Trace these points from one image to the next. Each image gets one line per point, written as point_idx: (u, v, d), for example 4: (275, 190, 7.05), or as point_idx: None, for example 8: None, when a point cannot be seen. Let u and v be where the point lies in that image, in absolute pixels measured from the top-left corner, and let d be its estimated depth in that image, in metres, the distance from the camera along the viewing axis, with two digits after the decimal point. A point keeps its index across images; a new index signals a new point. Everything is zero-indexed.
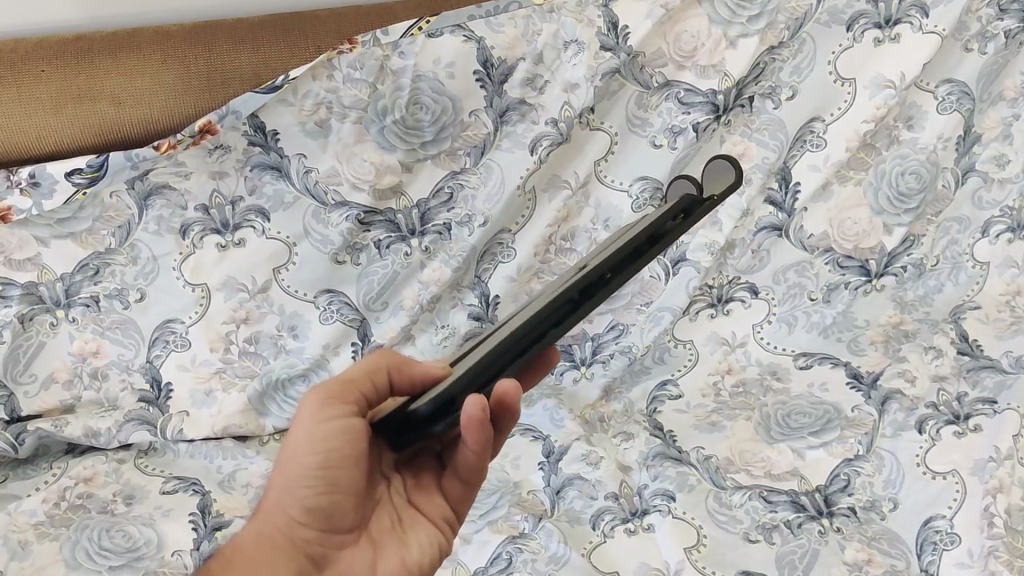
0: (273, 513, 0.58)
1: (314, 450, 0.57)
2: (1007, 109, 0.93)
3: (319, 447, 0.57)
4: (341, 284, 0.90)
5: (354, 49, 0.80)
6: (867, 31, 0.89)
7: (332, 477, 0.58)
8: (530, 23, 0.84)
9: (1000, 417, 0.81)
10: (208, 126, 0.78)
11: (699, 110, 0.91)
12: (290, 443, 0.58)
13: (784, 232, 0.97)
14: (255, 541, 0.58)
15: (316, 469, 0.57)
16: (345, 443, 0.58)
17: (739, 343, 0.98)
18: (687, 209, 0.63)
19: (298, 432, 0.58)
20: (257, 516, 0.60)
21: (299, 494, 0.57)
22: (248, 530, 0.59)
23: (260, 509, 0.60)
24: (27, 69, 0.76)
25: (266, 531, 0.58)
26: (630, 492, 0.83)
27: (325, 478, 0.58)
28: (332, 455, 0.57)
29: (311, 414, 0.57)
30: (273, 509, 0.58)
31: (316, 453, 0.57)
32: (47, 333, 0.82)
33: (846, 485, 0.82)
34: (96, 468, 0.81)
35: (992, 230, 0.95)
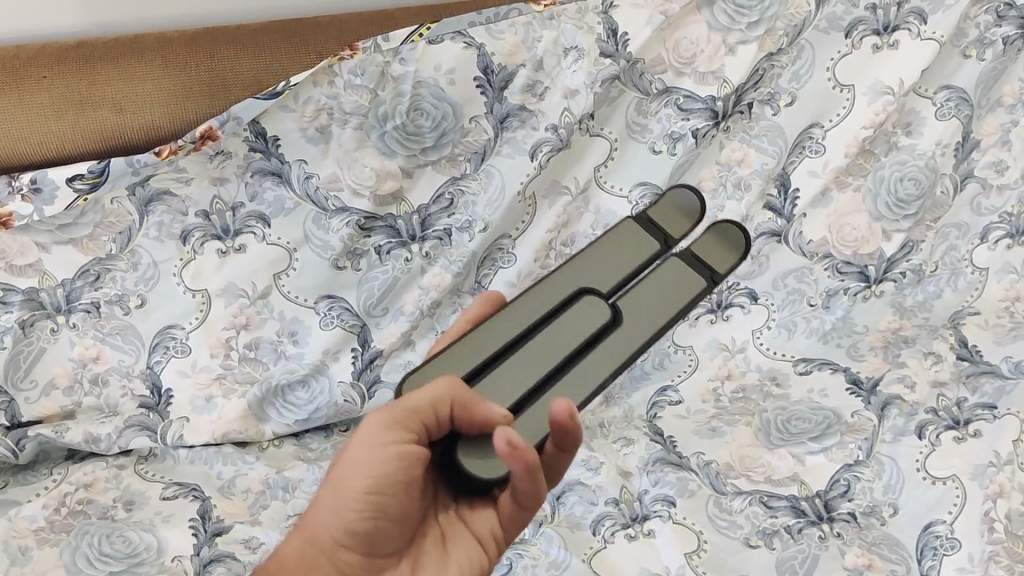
0: (317, 528, 0.58)
1: (366, 474, 0.56)
2: (1005, 115, 0.93)
3: (374, 471, 0.56)
4: (342, 289, 0.90)
5: (356, 55, 0.80)
6: (866, 37, 0.89)
7: (382, 503, 0.57)
8: (530, 28, 0.85)
9: (1000, 422, 0.80)
10: (210, 131, 0.78)
11: (699, 115, 0.92)
12: (347, 459, 0.58)
13: (783, 237, 0.98)
14: (286, 556, 0.57)
15: (365, 495, 0.57)
16: (400, 470, 0.57)
17: (739, 348, 0.97)
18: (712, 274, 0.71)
19: (360, 449, 0.57)
20: (300, 527, 0.59)
21: (344, 516, 0.57)
22: (289, 541, 0.59)
23: (303, 522, 0.59)
24: (30, 74, 0.76)
25: (309, 546, 0.57)
26: (631, 498, 0.83)
27: (372, 502, 0.57)
28: (383, 480, 0.56)
29: (374, 436, 0.57)
30: (317, 523, 0.58)
31: (369, 477, 0.56)
32: (48, 338, 0.81)
33: (846, 491, 0.82)
34: (97, 473, 0.80)
35: (991, 235, 0.94)
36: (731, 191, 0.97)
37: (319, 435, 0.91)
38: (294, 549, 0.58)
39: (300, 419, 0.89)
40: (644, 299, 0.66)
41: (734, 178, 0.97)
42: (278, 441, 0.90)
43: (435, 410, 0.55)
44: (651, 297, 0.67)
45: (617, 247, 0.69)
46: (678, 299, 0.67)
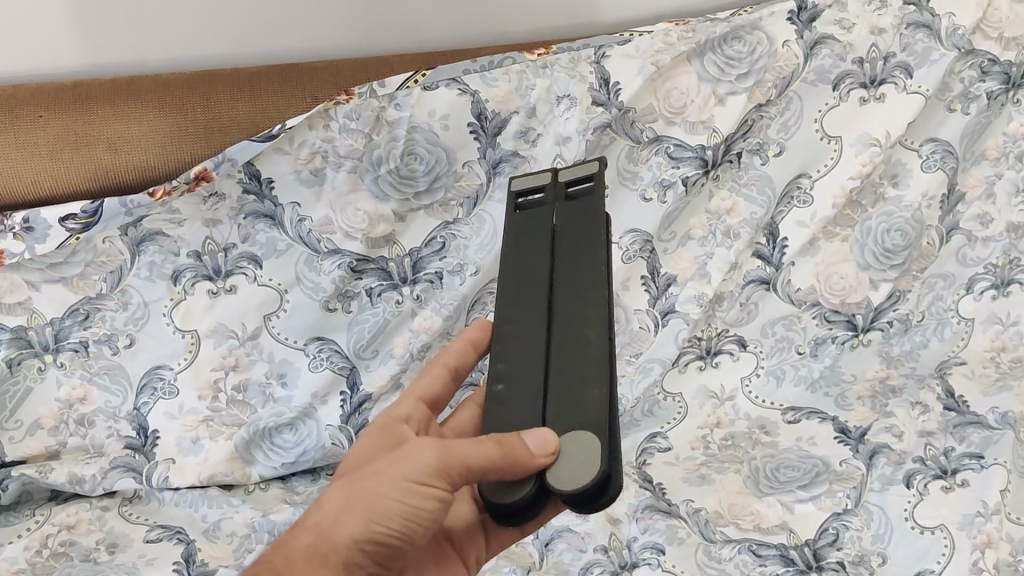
0: (329, 528, 0.53)
1: (406, 501, 0.52)
2: (989, 169, 0.97)
3: (412, 503, 0.52)
4: (332, 331, 0.89)
5: (352, 99, 0.82)
6: (853, 91, 0.91)
7: (410, 529, 0.53)
8: (523, 77, 0.86)
9: (988, 472, 0.83)
10: (205, 172, 0.78)
11: (688, 164, 0.91)
12: (383, 476, 0.53)
13: (772, 285, 0.99)
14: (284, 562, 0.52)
15: (398, 518, 0.53)
16: (435, 506, 0.53)
17: (728, 396, 0.97)
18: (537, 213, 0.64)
19: (398, 475, 0.52)
20: (306, 523, 0.54)
21: (367, 529, 0.53)
22: (299, 535, 0.54)
23: (312, 517, 0.54)
24: (26, 113, 0.77)
25: (320, 546, 0.53)
26: (620, 545, 0.82)
27: (401, 527, 0.53)
28: (414, 512, 0.52)
29: (414, 472, 0.52)
30: (334, 527, 0.53)
31: (408, 507, 0.52)
32: (35, 377, 0.81)
33: (835, 540, 0.81)
34: (81, 514, 0.80)
35: (976, 286, 0.97)
36: (720, 240, 0.96)
37: (306, 479, 0.90)
38: (305, 543, 0.53)
39: (288, 462, 0.88)
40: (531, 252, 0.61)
41: (724, 226, 0.96)
42: (265, 485, 0.89)
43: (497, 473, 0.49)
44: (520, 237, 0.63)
45: (574, 214, 0.62)
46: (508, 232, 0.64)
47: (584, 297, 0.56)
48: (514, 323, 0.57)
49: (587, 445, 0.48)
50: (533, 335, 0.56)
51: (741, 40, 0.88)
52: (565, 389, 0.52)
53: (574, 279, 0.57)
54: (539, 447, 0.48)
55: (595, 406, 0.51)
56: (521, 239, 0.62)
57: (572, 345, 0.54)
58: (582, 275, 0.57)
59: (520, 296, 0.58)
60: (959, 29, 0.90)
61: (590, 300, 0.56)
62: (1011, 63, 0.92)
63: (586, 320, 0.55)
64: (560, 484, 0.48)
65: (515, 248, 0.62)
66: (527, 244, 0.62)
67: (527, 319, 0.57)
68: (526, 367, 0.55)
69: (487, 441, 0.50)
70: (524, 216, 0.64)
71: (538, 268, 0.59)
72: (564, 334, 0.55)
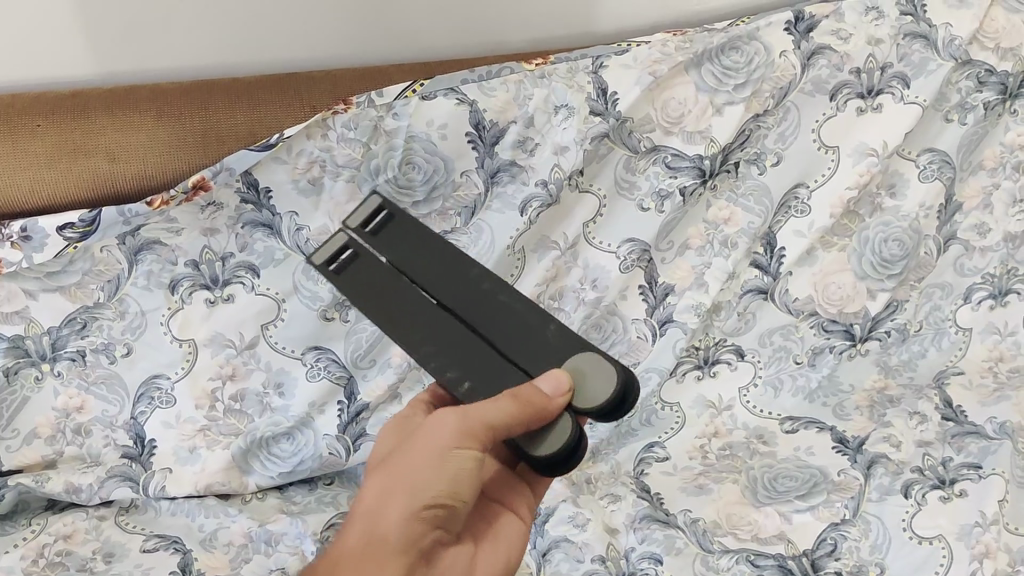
0: (380, 515, 0.57)
1: (443, 467, 0.56)
2: (986, 178, 0.97)
3: (446, 470, 0.56)
4: (329, 341, 0.89)
5: (350, 109, 0.81)
6: (850, 100, 0.92)
7: (456, 494, 0.57)
8: (522, 87, 0.86)
9: (986, 482, 0.83)
10: (202, 181, 0.78)
11: (687, 174, 0.91)
12: (416, 453, 0.57)
13: (769, 295, 0.99)
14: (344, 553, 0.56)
15: (440, 486, 0.56)
16: (468, 468, 0.56)
17: (726, 406, 0.97)
18: (367, 271, 0.62)
19: (429, 448, 0.56)
20: (358, 514, 0.58)
21: (413, 506, 0.56)
22: (354, 528, 0.58)
23: (362, 508, 0.58)
24: (25, 123, 0.78)
25: (375, 532, 0.56)
26: (618, 555, 0.83)
27: (446, 491, 0.56)
28: (450, 478, 0.56)
29: (444, 440, 0.56)
30: (383, 511, 0.57)
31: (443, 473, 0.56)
32: (32, 387, 0.81)
33: (834, 549, 0.82)
34: (77, 524, 0.80)
35: (974, 296, 0.98)
36: (718, 249, 0.96)
37: (303, 488, 0.91)
38: (361, 534, 0.57)
39: (285, 471, 0.88)
40: (409, 301, 0.60)
41: (721, 236, 0.96)
42: (262, 494, 0.89)
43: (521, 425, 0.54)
44: (378, 299, 0.60)
45: (398, 241, 0.62)
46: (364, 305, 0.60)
47: (486, 294, 0.60)
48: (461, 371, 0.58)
49: (593, 364, 0.57)
50: (482, 360, 0.59)
51: (738, 51, 0.87)
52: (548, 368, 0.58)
53: (467, 291, 0.60)
54: (554, 389, 0.55)
55: (563, 343, 0.59)
56: (385, 301, 0.60)
57: (510, 330, 0.59)
58: (461, 272, 0.61)
59: (443, 345, 0.59)
60: (955, 40, 0.90)
61: (490, 294, 0.60)
62: (1008, 73, 0.92)
63: (507, 304, 0.59)
64: (588, 401, 0.56)
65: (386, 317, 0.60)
66: (388, 300, 0.60)
67: (466, 354, 0.59)
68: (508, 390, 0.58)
69: (500, 400, 0.54)
70: (365, 279, 0.61)
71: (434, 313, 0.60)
72: (494, 325, 0.59)
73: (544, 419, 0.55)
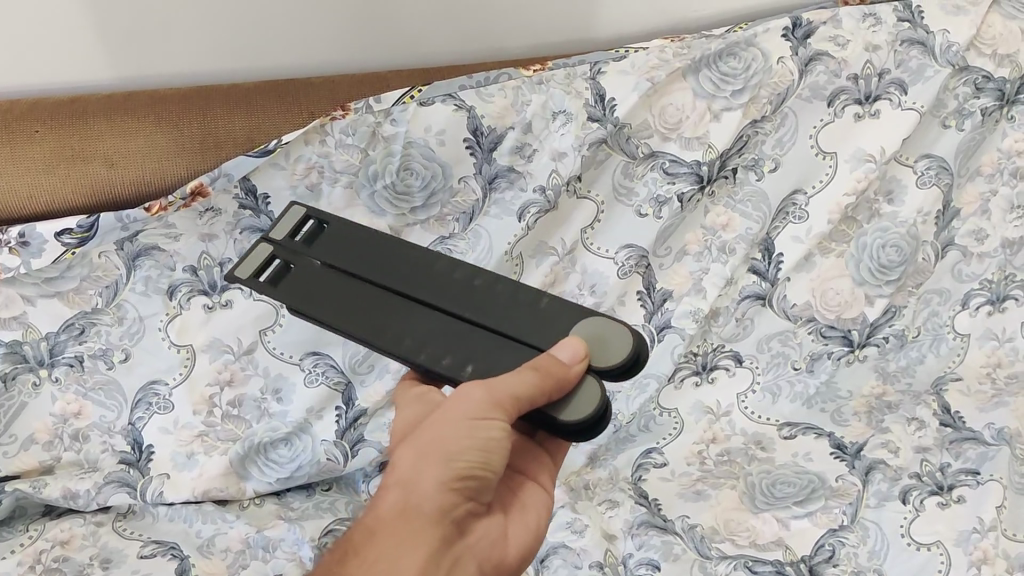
0: (411, 483, 0.53)
1: (476, 437, 0.53)
2: (984, 184, 0.97)
3: (473, 442, 0.53)
4: (328, 346, 0.90)
5: (347, 115, 0.82)
6: (848, 106, 0.92)
7: (488, 463, 0.54)
8: (520, 93, 0.86)
9: (983, 488, 0.83)
10: (200, 187, 0.79)
11: (684, 179, 0.91)
12: (446, 420, 0.53)
13: (767, 300, 0.99)
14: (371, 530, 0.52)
15: (472, 455, 0.53)
16: (498, 438, 0.53)
17: (724, 411, 0.97)
18: (308, 278, 0.61)
19: (461, 416, 0.53)
20: (386, 484, 0.54)
21: (445, 476, 0.53)
22: (382, 497, 0.54)
23: (390, 477, 0.54)
24: (24, 128, 0.78)
25: (408, 503, 0.53)
26: (615, 561, 0.83)
27: (479, 462, 0.53)
28: (477, 450, 0.53)
29: (471, 409, 0.52)
30: (414, 481, 0.53)
31: (471, 445, 0.53)
32: (30, 393, 0.81)
33: (832, 556, 0.82)
34: (74, 530, 0.79)
35: (972, 301, 0.98)
36: (716, 255, 0.96)
37: (301, 494, 0.90)
38: (392, 504, 0.53)
39: (282, 477, 0.88)
40: (365, 297, 0.60)
41: (719, 241, 0.96)
42: (259, 500, 0.89)
43: (547, 395, 0.53)
44: (328, 302, 0.60)
45: (336, 244, 0.63)
46: (312, 309, 0.60)
47: (427, 268, 0.61)
48: (421, 341, 0.58)
49: (603, 326, 0.57)
50: (457, 334, 0.58)
51: (735, 57, 0.87)
52: (505, 312, 0.58)
53: (407, 267, 0.61)
54: (571, 356, 0.54)
55: (557, 310, 0.58)
56: (336, 302, 0.60)
57: (485, 301, 0.58)
58: (419, 261, 0.61)
59: (398, 321, 0.59)
60: (952, 46, 0.90)
61: (430, 265, 0.61)
62: (1005, 80, 0.92)
63: (468, 279, 0.60)
64: (606, 361, 0.56)
65: (332, 310, 0.60)
66: (340, 299, 0.60)
67: (432, 330, 0.58)
68: (473, 345, 0.58)
69: (527, 372, 0.52)
70: (303, 283, 0.61)
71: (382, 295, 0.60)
72: (468, 302, 0.59)
73: (565, 387, 0.54)
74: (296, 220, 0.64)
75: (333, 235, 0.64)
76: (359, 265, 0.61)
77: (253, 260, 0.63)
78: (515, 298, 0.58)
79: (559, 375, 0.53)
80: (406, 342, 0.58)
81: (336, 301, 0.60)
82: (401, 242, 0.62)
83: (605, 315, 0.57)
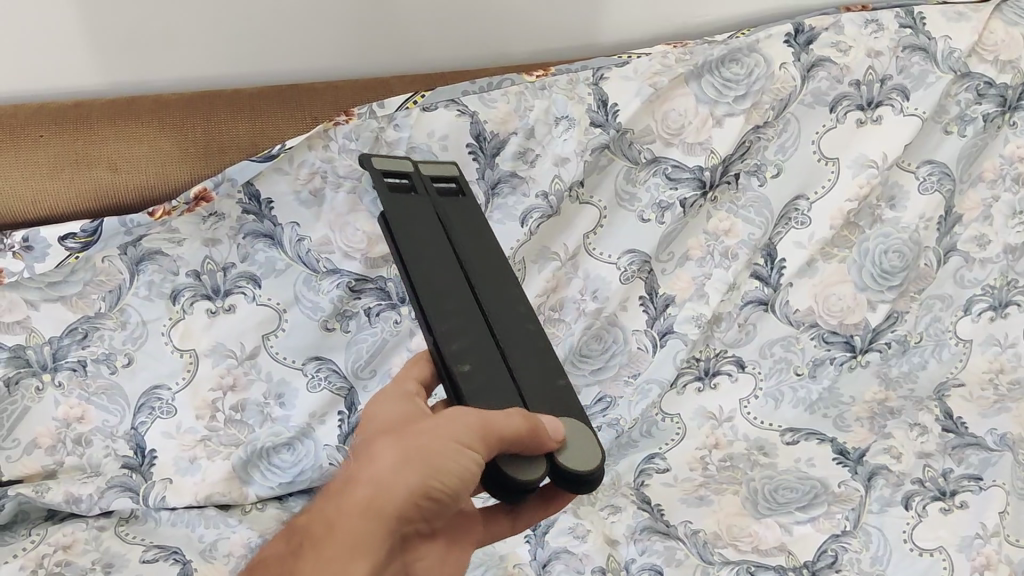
0: (380, 486, 0.48)
1: (460, 464, 0.48)
2: (986, 190, 0.97)
3: (457, 472, 0.49)
4: (330, 351, 0.90)
5: (351, 120, 0.82)
6: (851, 112, 0.92)
7: (460, 492, 0.50)
8: (522, 98, 0.86)
9: (986, 494, 0.84)
10: (204, 192, 0.79)
11: (687, 185, 0.91)
12: (439, 434, 0.49)
13: (770, 306, 0.99)
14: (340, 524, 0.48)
15: (451, 480, 0.49)
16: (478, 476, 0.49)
17: (726, 417, 0.97)
18: (417, 210, 0.62)
19: (451, 436, 0.48)
20: (355, 477, 0.49)
21: (416, 490, 0.48)
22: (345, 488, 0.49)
23: (358, 471, 0.49)
24: (28, 133, 0.78)
25: (373, 506, 0.48)
26: (618, 567, 0.82)
27: (454, 489, 0.49)
28: (455, 478, 0.49)
29: (462, 434, 0.48)
30: (386, 485, 0.48)
31: (455, 474, 0.48)
32: (33, 397, 0.81)
33: (835, 561, 0.82)
34: (76, 535, 0.79)
35: (975, 308, 0.98)
36: (718, 260, 0.96)
37: (303, 498, 0.90)
38: (355, 501, 0.48)
39: (285, 481, 0.88)
40: (434, 248, 0.59)
41: (721, 247, 0.96)
42: (261, 505, 0.89)
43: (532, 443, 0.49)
44: (414, 227, 0.59)
45: (457, 212, 0.64)
46: (395, 220, 0.59)
47: (503, 278, 0.60)
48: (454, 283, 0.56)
49: (585, 439, 0.53)
50: (474, 328, 0.55)
51: (738, 62, 0.88)
52: (532, 359, 0.55)
53: (482, 251, 0.61)
54: (554, 428, 0.50)
55: (569, 396, 0.55)
56: (419, 231, 0.59)
57: (521, 338, 0.56)
58: (500, 271, 0.60)
59: (440, 264, 0.58)
60: (954, 52, 0.91)
61: (502, 270, 0.60)
62: (1006, 86, 0.93)
63: (526, 316, 0.58)
64: (572, 463, 0.51)
65: (405, 220, 0.60)
66: (423, 235, 0.59)
67: (464, 310, 0.56)
68: (476, 333, 0.55)
69: (514, 417, 0.48)
70: (405, 198, 0.62)
71: (443, 243, 0.60)
72: (507, 324, 0.56)
73: (533, 450, 0.50)
74: (437, 173, 0.68)
75: (463, 206, 0.65)
76: (455, 232, 0.61)
77: (397, 164, 0.66)
78: (540, 359, 0.56)
79: (543, 440, 0.50)
80: (436, 282, 0.56)
81: (420, 232, 0.59)
82: (495, 251, 0.62)
83: (591, 429, 0.54)
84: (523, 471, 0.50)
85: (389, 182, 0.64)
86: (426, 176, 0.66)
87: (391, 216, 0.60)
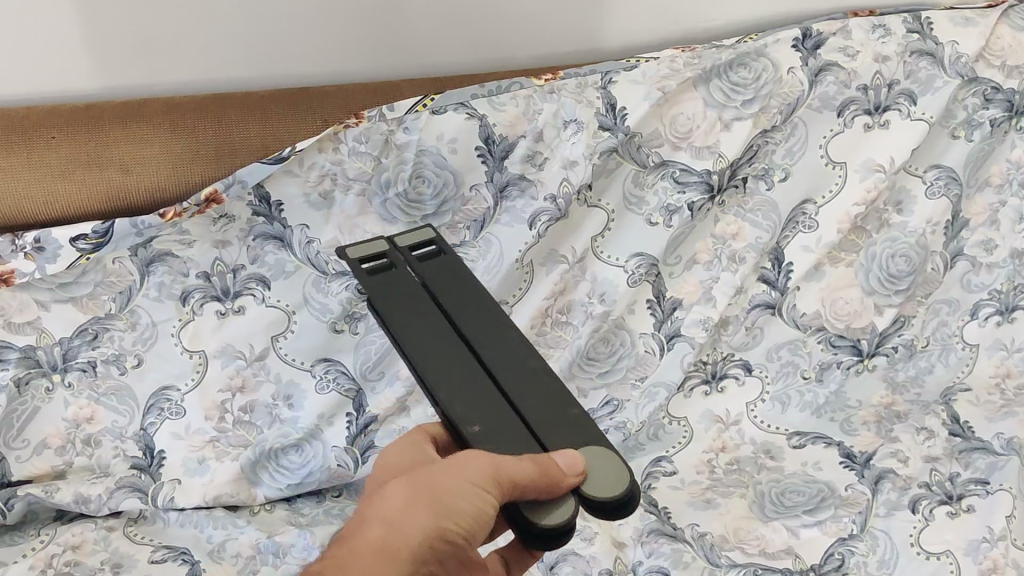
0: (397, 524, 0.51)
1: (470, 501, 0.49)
2: (993, 195, 0.98)
3: (471, 515, 0.50)
4: (339, 353, 0.90)
5: (361, 122, 0.81)
6: (858, 116, 0.92)
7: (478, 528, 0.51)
8: (531, 102, 0.86)
9: (993, 498, 0.85)
10: (215, 195, 0.78)
11: (695, 188, 0.91)
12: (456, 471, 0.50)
13: (777, 309, 0.99)
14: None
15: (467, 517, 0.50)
16: (486, 516, 0.50)
17: (734, 420, 0.98)
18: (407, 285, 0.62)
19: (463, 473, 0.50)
20: (370, 512, 0.52)
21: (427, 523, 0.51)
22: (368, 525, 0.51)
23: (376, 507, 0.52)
24: (39, 135, 0.78)
25: (389, 544, 0.50)
26: (625, 569, 0.83)
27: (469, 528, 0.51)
28: (466, 517, 0.50)
29: (473, 473, 0.49)
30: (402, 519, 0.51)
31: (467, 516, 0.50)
32: (43, 397, 0.82)
33: (841, 565, 0.82)
34: (86, 535, 0.81)
35: (981, 312, 0.99)
36: (725, 264, 0.96)
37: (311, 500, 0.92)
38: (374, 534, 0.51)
39: (293, 483, 0.90)
40: (427, 322, 0.59)
41: (729, 251, 0.96)
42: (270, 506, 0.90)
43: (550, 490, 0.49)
44: (405, 306, 0.59)
45: (445, 274, 0.63)
46: (381, 302, 0.59)
47: (502, 330, 0.59)
48: (446, 356, 0.56)
49: (604, 458, 0.52)
50: (475, 388, 0.55)
51: (746, 67, 0.88)
52: (538, 401, 0.55)
53: (476, 309, 0.60)
54: (569, 463, 0.50)
55: (585, 422, 0.54)
56: (411, 308, 0.59)
57: (528, 382, 0.56)
58: (500, 326, 0.59)
59: (435, 332, 0.58)
60: (961, 57, 0.91)
61: (497, 322, 0.59)
62: (1014, 91, 0.93)
63: (530, 362, 0.57)
64: (594, 491, 0.50)
65: (394, 300, 0.60)
66: (415, 312, 0.59)
67: (466, 371, 0.56)
68: (475, 391, 0.54)
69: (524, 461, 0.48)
70: (386, 277, 0.63)
71: (436, 314, 0.59)
72: (512, 374, 0.56)
73: (555, 493, 0.49)
74: (414, 240, 0.68)
75: (451, 267, 0.64)
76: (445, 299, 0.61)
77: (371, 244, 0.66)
78: (549, 395, 0.55)
79: (555, 479, 0.49)
80: (433, 351, 0.56)
81: (411, 308, 0.59)
82: (493, 304, 0.61)
83: (611, 446, 0.53)
84: (549, 514, 0.50)
85: (368, 266, 0.64)
86: (400, 246, 0.67)
87: (379, 300, 0.60)
